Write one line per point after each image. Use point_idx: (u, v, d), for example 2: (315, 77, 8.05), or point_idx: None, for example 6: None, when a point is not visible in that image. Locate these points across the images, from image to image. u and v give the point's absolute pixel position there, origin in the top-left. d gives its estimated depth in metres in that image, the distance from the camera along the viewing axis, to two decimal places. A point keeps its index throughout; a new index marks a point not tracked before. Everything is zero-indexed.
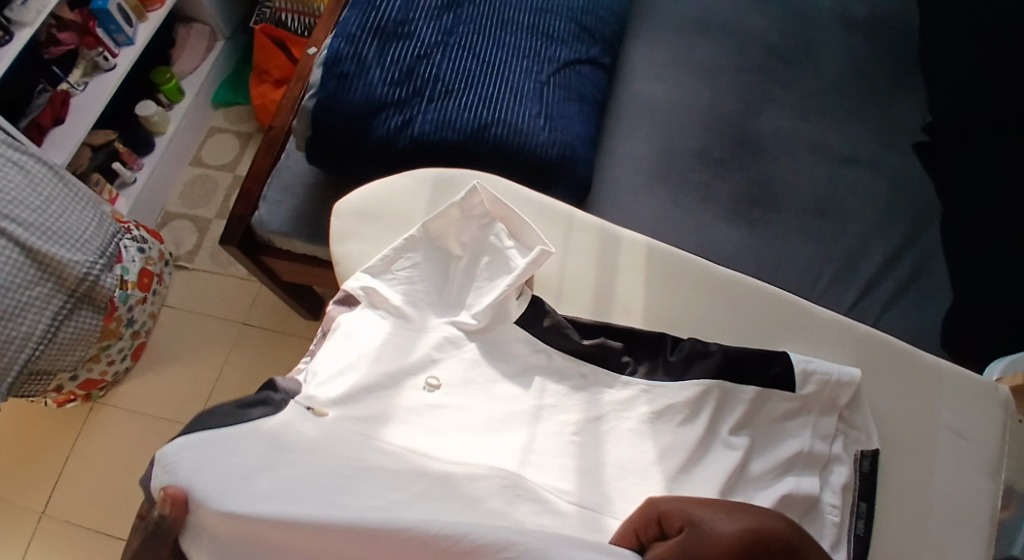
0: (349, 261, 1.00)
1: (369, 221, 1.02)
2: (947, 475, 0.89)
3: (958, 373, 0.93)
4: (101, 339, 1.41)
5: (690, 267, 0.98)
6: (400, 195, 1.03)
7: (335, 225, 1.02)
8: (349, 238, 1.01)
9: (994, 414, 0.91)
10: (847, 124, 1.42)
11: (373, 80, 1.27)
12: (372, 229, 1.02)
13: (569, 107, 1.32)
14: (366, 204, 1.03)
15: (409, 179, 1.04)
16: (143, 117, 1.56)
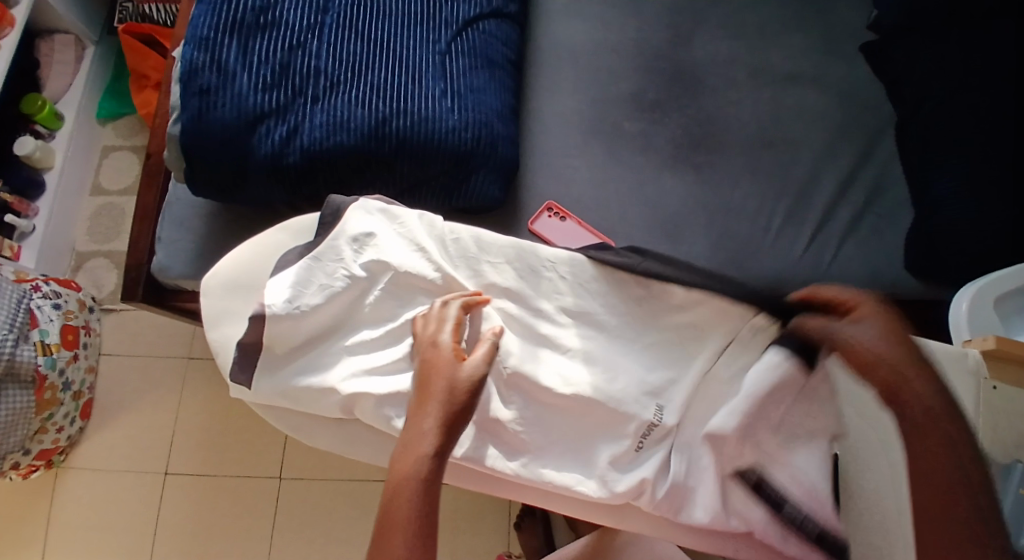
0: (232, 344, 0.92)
1: (245, 293, 0.94)
2: None
3: (931, 346, 0.88)
4: (40, 412, 1.34)
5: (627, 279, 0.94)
6: (274, 256, 0.95)
7: (205, 306, 0.93)
8: (227, 318, 0.93)
9: (969, 386, 0.88)
10: (786, 36, 1.28)
11: (241, 88, 1.09)
12: (248, 304, 0.93)
13: (477, 76, 1.17)
14: (238, 276, 0.94)
15: (284, 234, 0.96)
16: (23, 157, 1.40)
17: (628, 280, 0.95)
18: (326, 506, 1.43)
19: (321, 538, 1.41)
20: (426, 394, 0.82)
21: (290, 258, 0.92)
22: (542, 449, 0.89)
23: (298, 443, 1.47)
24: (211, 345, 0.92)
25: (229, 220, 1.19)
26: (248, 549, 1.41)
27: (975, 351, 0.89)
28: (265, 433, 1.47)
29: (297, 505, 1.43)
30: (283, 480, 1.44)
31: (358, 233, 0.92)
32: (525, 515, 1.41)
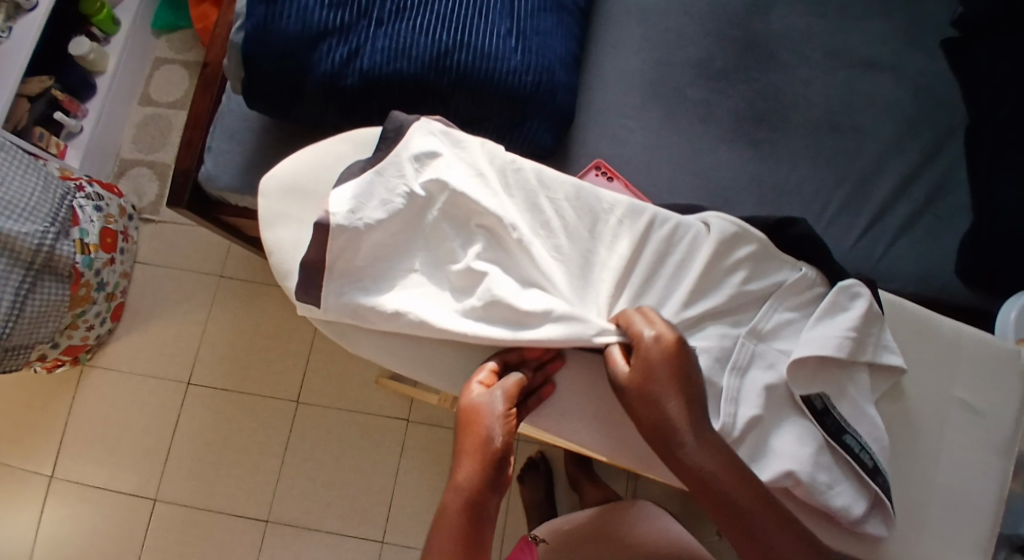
0: (284, 249, 0.91)
1: (303, 199, 0.93)
2: (956, 454, 0.88)
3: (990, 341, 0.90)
4: (72, 307, 1.36)
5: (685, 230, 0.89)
6: (335, 164, 0.94)
7: (262, 206, 0.93)
8: (281, 221, 0.92)
9: (1016, 385, 0.90)
10: (865, 19, 1.24)
11: (307, 2, 1.08)
12: (305, 211, 0.93)
13: (545, 20, 1.15)
14: (298, 182, 0.93)
15: (348, 145, 0.95)
16: (78, 57, 1.39)
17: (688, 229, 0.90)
18: (338, 435, 1.45)
19: (332, 468, 1.43)
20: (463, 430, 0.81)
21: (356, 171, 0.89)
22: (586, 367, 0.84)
23: (318, 371, 1.48)
24: (264, 245, 0.91)
25: (281, 139, 1.19)
26: (260, 468, 1.44)
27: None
28: (284, 358, 1.48)
29: (311, 430, 1.45)
30: (299, 405, 1.46)
31: (422, 151, 0.90)
32: (529, 469, 1.42)
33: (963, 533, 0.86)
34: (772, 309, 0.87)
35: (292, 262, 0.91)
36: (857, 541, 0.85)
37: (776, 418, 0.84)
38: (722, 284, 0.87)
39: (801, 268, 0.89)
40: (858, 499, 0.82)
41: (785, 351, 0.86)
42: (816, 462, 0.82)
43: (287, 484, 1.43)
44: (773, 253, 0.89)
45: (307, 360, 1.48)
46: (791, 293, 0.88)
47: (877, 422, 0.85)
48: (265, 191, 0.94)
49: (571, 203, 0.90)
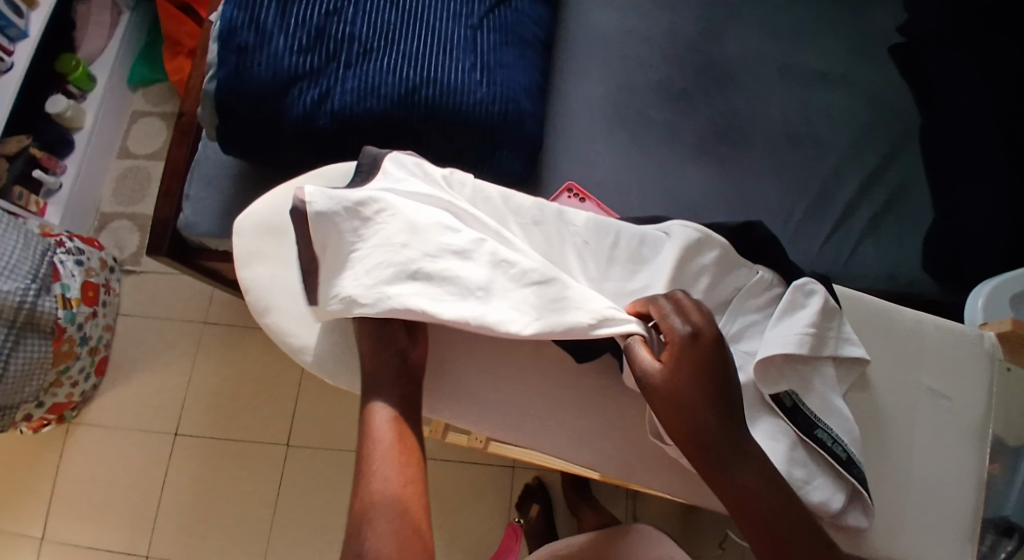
0: (260, 286, 0.92)
1: (276, 236, 0.95)
2: (933, 440, 0.91)
3: (950, 328, 0.94)
4: (57, 363, 1.36)
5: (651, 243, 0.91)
6: None
7: (237, 246, 0.94)
8: (257, 260, 0.94)
9: (982, 367, 0.94)
10: (816, 34, 1.29)
11: (277, 50, 1.11)
12: (280, 247, 0.94)
13: (508, 53, 1.19)
14: (270, 220, 0.95)
15: (319, 181, 0.97)
16: (55, 115, 1.42)
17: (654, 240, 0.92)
18: (329, 475, 1.44)
19: (325, 508, 1.42)
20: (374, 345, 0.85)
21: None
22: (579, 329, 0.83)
23: (306, 412, 1.48)
24: (240, 284, 0.92)
25: (258, 182, 1.21)
26: (253, 514, 1.43)
27: (990, 335, 0.95)
28: (273, 402, 1.48)
29: (303, 472, 1.45)
30: (289, 447, 1.46)
31: (394, 181, 0.91)
32: (526, 496, 1.42)
33: (949, 516, 0.89)
34: (737, 310, 0.89)
35: (268, 297, 0.92)
36: (841, 535, 0.86)
37: (749, 417, 0.85)
38: (691, 288, 0.89)
39: (758, 271, 0.91)
40: (835, 492, 0.83)
41: (751, 353, 0.88)
42: (791, 458, 0.83)
43: (281, 529, 1.42)
44: (735, 257, 0.91)
45: (295, 402, 1.48)
46: (753, 296, 0.90)
47: (847, 415, 0.87)
48: (237, 232, 0.95)
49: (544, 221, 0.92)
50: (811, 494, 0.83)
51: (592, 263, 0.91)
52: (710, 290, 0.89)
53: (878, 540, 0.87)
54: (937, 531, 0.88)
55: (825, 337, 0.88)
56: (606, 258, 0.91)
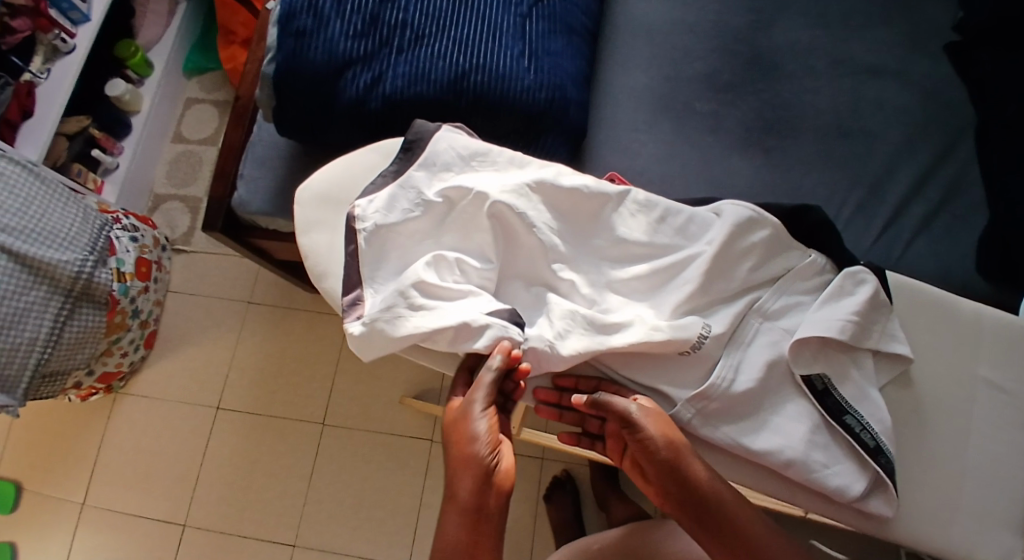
0: (319, 252, 0.95)
1: (336, 206, 0.97)
2: (984, 430, 0.91)
3: (1008, 320, 0.94)
4: (109, 334, 1.40)
5: (700, 224, 0.93)
6: (368, 176, 0.99)
7: (299, 215, 0.97)
8: (317, 228, 0.96)
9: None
10: (867, 30, 1.28)
11: (334, 34, 1.14)
12: (338, 217, 0.97)
13: (555, 42, 1.20)
14: (330, 191, 0.98)
15: (376, 155, 1.00)
16: (114, 97, 1.47)
17: (702, 220, 0.93)
18: (364, 455, 1.47)
19: (357, 485, 1.46)
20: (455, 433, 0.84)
21: (387, 178, 0.95)
22: (609, 333, 0.87)
23: (344, 394, 1.51)
24: (300, 249, 0.95)
25: (307, 163, 1.24)
26: (288, 491, 1.46)
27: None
28: (313, 383, 1.51)
29: (339, 452, 1.47)
30: (326, 427, 1.49)
31: (438, 159, 0.95)
32: (556, 487, 1.42)
33: (999, 509, 0.88)
34: (786, 283, 0.91)
35: (326, 265, 0.94)
36: (860, 519, 0.88)
37: (777, 396, 0.88)
38: (739, 264, 0.90)
39: (811, 254, 0.93)
40: (857, 479, 0.86)
41: (790, 330, 0.90)
42: (810, 441, 0.86)
43: (315, 507, 1.45)
44: (786, 238, 0.92)
45: (334, 382, 1.51)
46: (802, 278, 0.92)
47: (880, 404, 0.88)
48: (299, 201, 0.98)
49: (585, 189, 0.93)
50: (829, 478, 0.86)
51: (638, 241, 0.92)
52: (757, 268, 0.90)
53: (904, 528, 0.88)
54: (983, 524, 0.88)
55: (870, 322, 0.89)
56: (653, 235, 0.92)
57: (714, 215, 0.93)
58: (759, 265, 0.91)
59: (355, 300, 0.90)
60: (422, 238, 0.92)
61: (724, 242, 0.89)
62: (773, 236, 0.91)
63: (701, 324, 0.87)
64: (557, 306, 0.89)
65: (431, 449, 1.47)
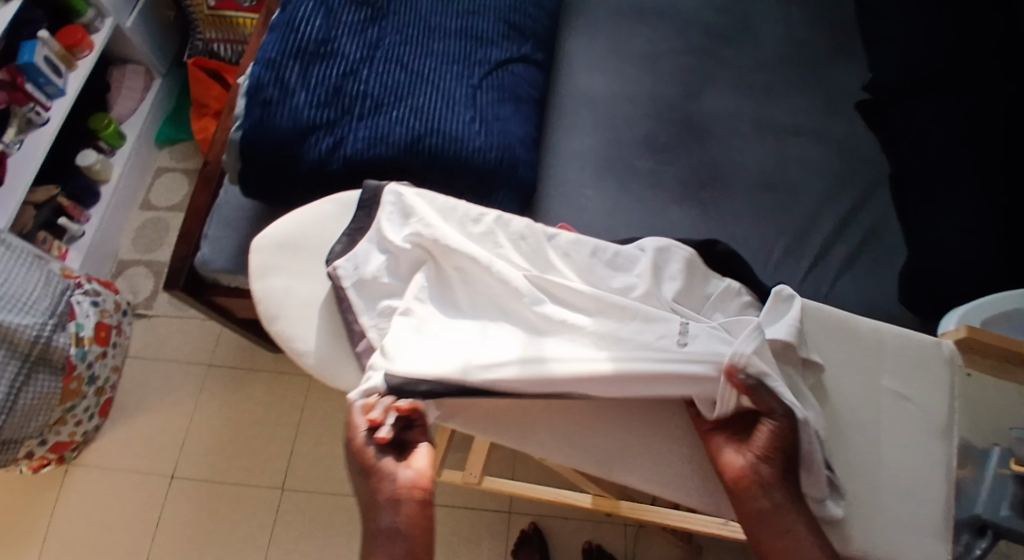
0: (273, 295, 1.01)
1: (292, 252, 1.04)
2: (898, 440, 0.96)
3: (908, 337, 1.01)
4: (64, 401, 1.39)
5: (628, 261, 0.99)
6: (326, 224, 1.07)
7: (255, 260, 1.03)
8: (273, 272, 1.03)
9: (944, 374, 0.99)
10: (786, 95, 1.40)
11: (299, 103, 1.21)
12: (294, 261, 1.04)
13: (504, 108, 1.28)
14: (287, 237, 1.05)
15: (335, 206, 1.08)
16: (84, 167, 1.53)
17: (628, 255, 1.00)
18: (325, 519, 1.45)
19: (317, 549, 1.43)
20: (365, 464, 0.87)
21: (354, 235, 1.03)
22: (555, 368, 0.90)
23: (304, 457, 1.50)
24: (255, 292, 1.01)
25: (267, 221, 1.30)
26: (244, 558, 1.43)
27: (949, 343, 1.01)
28: (272, 444, 1.51)
29: (296, 516, 1.46)
30: (284, 491, 1.47)
31: (397, 208, 1.02)
32: (522, 543, 1.42)
33: (917, 516, 0.92)
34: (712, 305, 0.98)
35: (278, 307, 1.00)
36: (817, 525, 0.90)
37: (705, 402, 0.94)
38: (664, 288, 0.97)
39: (727, 281, 1.00)
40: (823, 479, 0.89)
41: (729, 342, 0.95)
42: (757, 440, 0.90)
43: None
44: (703, 266, 1.00)
45: (293, 446, 1.51)
46: (722, 302, 0.99)
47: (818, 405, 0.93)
48: (256, 247, 1.04)
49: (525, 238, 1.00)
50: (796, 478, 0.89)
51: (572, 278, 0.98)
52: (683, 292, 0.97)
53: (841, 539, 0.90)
54: (904, 531, 0.91)
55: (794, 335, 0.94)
56: (589, 272, 0.98)
57: (640, 251, 1.00)
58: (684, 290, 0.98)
59: (366, 346, 0.97)
60: (375, 274, 0.99)
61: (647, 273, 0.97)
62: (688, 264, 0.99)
63: (680, 327, 0.92)
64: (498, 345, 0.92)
65: None
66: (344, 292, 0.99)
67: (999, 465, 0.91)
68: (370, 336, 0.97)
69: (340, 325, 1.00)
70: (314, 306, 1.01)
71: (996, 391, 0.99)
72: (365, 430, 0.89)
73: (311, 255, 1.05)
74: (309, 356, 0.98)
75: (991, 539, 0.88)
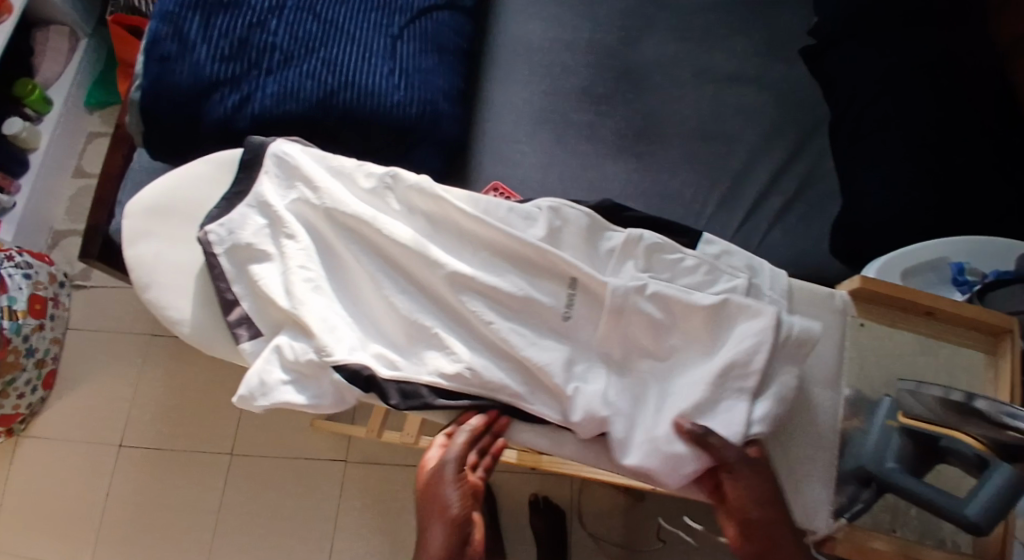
0: (145, 263, 1.01)
1: (163, 217, 1.04)
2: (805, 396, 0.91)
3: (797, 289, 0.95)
4: (2, 375, 1.38)
5: (519, 219, 0.98)
6: (199, 186, 1.05)
7: (126, 227, 1.03)
8: (144, 238, 1.02)
9: (834, 325, 0.94)
10: (727, 39, 1.35)
11: (200, 57, 1.17)
12: (166, 226, 1.03)
13: (426, 59, 1.23)
14: (159, 202, 1.04)
15: (209, 167, 1.06)
16: (10, 136, 1.48)
17: (523, 215, 0.99)
18: (275, 482, 1.46)
19: (267, 512, 1.44)
20: (428, 491, 0.86)
21: (231, 201, 1.02)
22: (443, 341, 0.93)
23: (251, 422, 1.50)
24: (126, 260, 1.01)
25: None
26: (194, 524, 1.44)
27: (841, 292, 0.95)
28: (218, 410, 1.51)
29: (244, 480, 1.46)
30: (232, 456, 1.48)
31: (279, 170, 1.02)
32: None
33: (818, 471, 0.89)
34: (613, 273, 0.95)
35: (151, 275, 1.00)
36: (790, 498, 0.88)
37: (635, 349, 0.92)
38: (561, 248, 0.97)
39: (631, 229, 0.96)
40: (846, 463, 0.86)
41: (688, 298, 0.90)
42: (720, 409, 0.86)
43: (224, 537, 1.43)
44: (602, 225, 0.98)
45: (240, 413, 1.50)
46: (623, 256, 0.95)
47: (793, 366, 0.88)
48: (130, 217, 1.04)
49: (412, 193, 0.99)
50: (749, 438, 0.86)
51: (468, 237, 0.98)
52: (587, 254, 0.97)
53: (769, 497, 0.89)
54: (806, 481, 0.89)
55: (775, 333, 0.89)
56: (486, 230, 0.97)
57: (537, 210, 0.99)
58: (585, 248, 0.97)
59: (239, 317, 0.96)
60: (250, 240, 0.98)
61: (541, 231, 0.97)
62: (590, 221, 0.98)
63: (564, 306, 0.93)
64: (389, 316, 0.96)
65: (342, 470, 1.47)
66: (215, 259, 0.98)
67: (886, 416, 0.86)
68: (242, 306, 0.97)
69: (212, 293, 0.99)
70: (189, 272, 1.01)
71: (887, 342, 0.94)
72: (455, 474, 0.86)
73: (185, 218, 1.04)
74: (183, 325, 0.98)
75: (875, 492, 0.85)
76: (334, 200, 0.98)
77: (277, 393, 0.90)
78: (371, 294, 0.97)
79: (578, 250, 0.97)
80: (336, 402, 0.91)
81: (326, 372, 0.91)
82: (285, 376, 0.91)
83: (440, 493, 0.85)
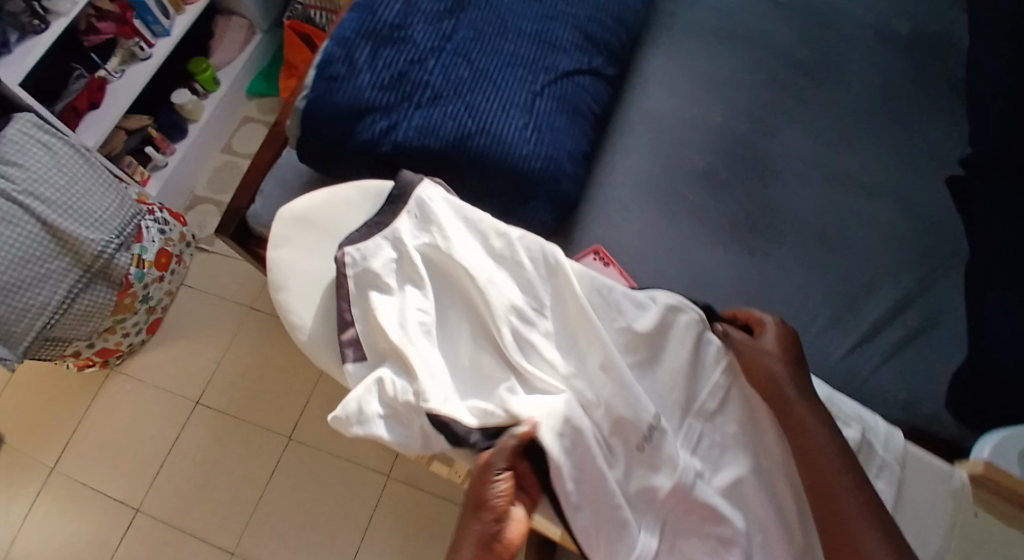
0: (283, 266, 1.06)
1: (308, 228, 1.09)
2: None
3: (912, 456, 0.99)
4: (116, 313, 1.49)
5: (625, 304, 1.02)
6: (346, 209, 1.11)
7: (274, 229, 1.08)
8: (286, 243, 1.08)
9: (946, 504, 0.97)
10: (869, 152, 1.31)
11: (361, 84, 1.24)
12: (310, 237, 1.09)
13: (560, 119, 1.27)
14: (308, 213, 1.10)
15: (359, 194, 1.12)
16: (178, 105, 1.64)
17: (632, 304, 1.03)
18: (326, 477, 1.51)
19: (310, 502, 1.49)
20: (474, 485, 0.90)
21: (372, 228, 1.05)
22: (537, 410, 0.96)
23: (315, 413, 1.56)
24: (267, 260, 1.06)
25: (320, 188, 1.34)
26: (243, 496, 1.50)
27: (961, 475, 0.98)
28: (290, 393, 1.58)
29: (297, 466, 1.52)
30: (291, 441, 1.54)
31: (418, 212, 1.05)
32: None
33: None
34: (714, 391, 0.99)
35: (284, 279, 1.05)
36: None
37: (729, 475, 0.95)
38: (663, 345, 1.02)
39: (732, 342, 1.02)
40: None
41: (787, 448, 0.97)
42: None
43: (264, 514, 1.49)
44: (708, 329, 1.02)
45: (308, 401, 1.57)
46: (727, 372, 1.00)
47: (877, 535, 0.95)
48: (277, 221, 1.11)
49: (542, 269, 1.03)
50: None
51: (578, 315, 1.00)
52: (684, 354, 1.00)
53: None
54: None
55: None
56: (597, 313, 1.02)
57: (649, 301, 1.04)
58: (687, 350, 1.01)
59: (351, 337, 0.99)
60: (379, 270, 1.01)
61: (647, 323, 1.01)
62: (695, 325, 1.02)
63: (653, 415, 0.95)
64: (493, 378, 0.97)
65: (384, 483, 1.50)
66: (344, 279, 1.02)
67: None
68: (356, 328, 1.00)
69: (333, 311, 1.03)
70: (318, 286, 1.05)
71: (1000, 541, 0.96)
72: (501, 471, 0.89)
73: (328, 235, 1.09)
74: (294, 328, 1.03)
75: None
76: (462, 254, 1.02)
77: (371, 428, 0.93)
78: (473, 351, 0.99)
79: (677, 347, 1.01)
80: (423, 446, 0.95)
81: (420, 417, 0.94)
82: (381, 411, 0.94)
83: (478, 489, 0.89)
